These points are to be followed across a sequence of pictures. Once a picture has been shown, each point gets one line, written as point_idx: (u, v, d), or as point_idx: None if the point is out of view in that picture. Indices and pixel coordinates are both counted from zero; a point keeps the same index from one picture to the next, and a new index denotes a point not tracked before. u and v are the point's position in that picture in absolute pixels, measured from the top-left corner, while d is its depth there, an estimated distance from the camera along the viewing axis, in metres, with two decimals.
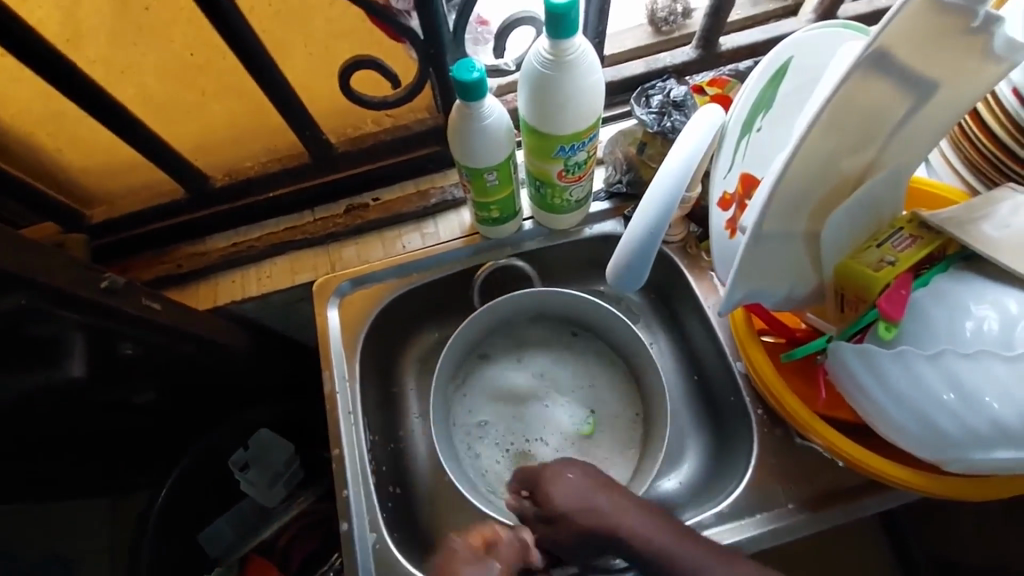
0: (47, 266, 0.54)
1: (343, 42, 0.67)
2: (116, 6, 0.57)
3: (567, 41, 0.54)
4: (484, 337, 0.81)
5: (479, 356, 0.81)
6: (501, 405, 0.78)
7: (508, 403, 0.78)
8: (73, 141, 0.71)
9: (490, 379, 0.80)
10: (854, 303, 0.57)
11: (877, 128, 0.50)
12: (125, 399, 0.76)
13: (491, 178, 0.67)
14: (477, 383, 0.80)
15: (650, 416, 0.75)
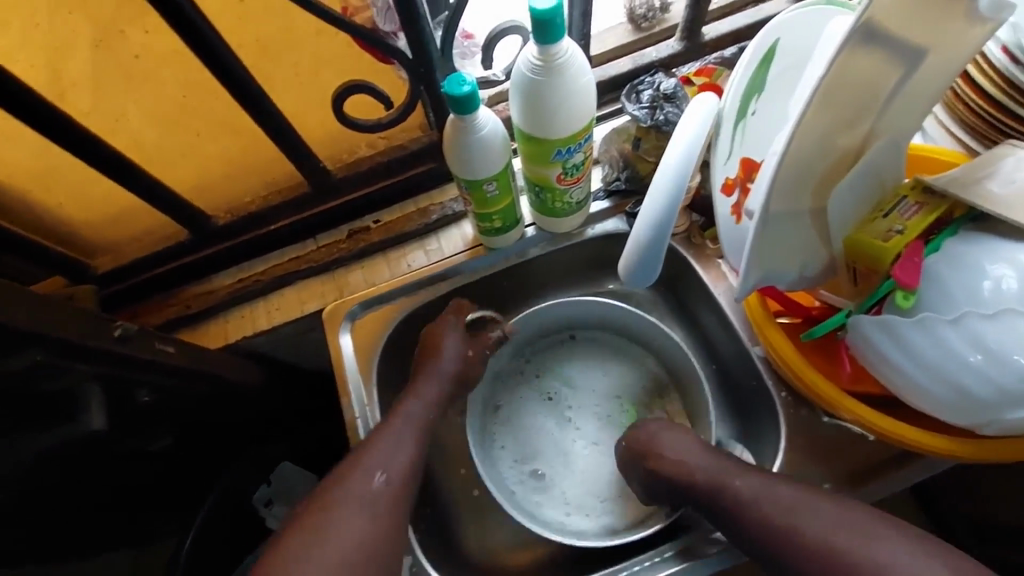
0: (60, 318, 0.54)
1: (332, 69, 0.67)
2: (108, 55, 0.59)
3: (555, 45, 0.55)
4: (489, 389, 0.79)
5: (493, 409, 0.79)
6: (537, 453, 0.77)
7: (541, 443, 0.77)
8: (75, 192, 0.72)
9: (511, 425, 0.78)
10: (868, 275, 0.58)
11: (872, 98, 0.50)
12: (145, 446, 0.76)
13: (491, 188, 0.67)
14: (504, 440, 0.77)
15: (681, 384, 0.77)
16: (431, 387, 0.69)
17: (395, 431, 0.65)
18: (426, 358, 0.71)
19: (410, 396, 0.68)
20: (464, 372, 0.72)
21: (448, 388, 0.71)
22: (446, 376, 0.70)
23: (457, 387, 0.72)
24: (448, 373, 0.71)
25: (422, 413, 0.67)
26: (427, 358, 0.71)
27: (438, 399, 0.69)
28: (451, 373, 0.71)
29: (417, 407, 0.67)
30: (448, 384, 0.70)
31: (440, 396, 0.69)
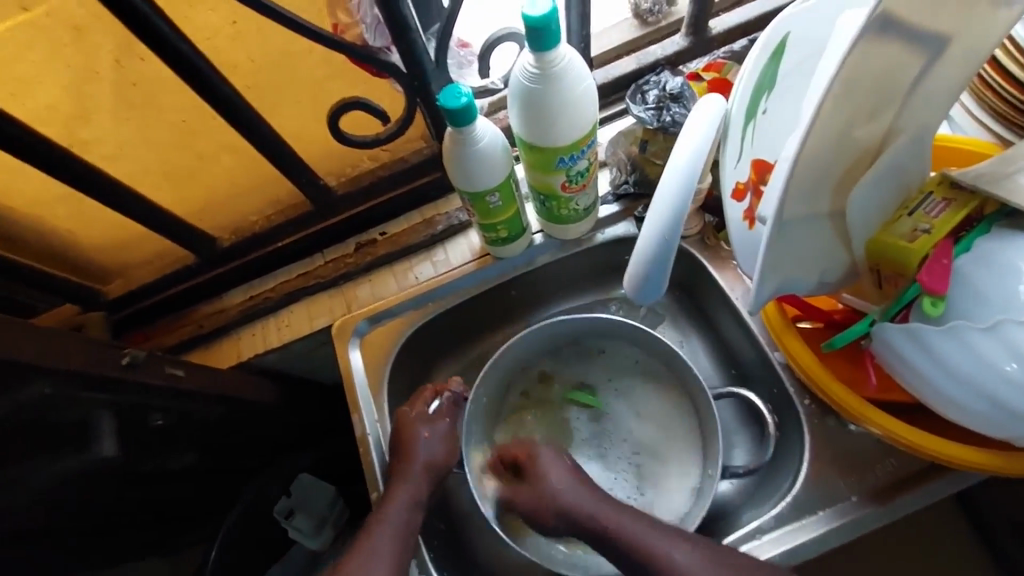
0: (68, 350, 0.54)
1: (327, 86, 0.66)
2: (105, 88, 0.58)
3: (551, 52, 0.53)
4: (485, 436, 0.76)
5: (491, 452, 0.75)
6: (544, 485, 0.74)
7: None
8: (82, 222, 0.72)
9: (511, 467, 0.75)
10: (893, 279, 0.54)
11: (892, 92, 0.47)
12: (164, 465, 0.77)
13: (494, 199, 0.66)
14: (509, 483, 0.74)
15: (680, 379, 0.74)
16: (407, 487, 0.64)
17: (371, 546, 0.60)
18: (401, 458, 0.66)
19: (387, 504, 0.63)
20: (446, 462, 0.67)
21: (428, 485, 0.65)
22: (419, 472, 0.65)
23: (438, 478, 0.67)
24: (425, 471, 0.65)
25: (403, 524, 0.62)
26: (401, 458, 0.66)
27: (415, 503, 0.64)
28: (425, 469, 0.66)
29: (393, 517, 0.62)
30: (425, 481, 0.65)
31: (416, 499, 0.64)
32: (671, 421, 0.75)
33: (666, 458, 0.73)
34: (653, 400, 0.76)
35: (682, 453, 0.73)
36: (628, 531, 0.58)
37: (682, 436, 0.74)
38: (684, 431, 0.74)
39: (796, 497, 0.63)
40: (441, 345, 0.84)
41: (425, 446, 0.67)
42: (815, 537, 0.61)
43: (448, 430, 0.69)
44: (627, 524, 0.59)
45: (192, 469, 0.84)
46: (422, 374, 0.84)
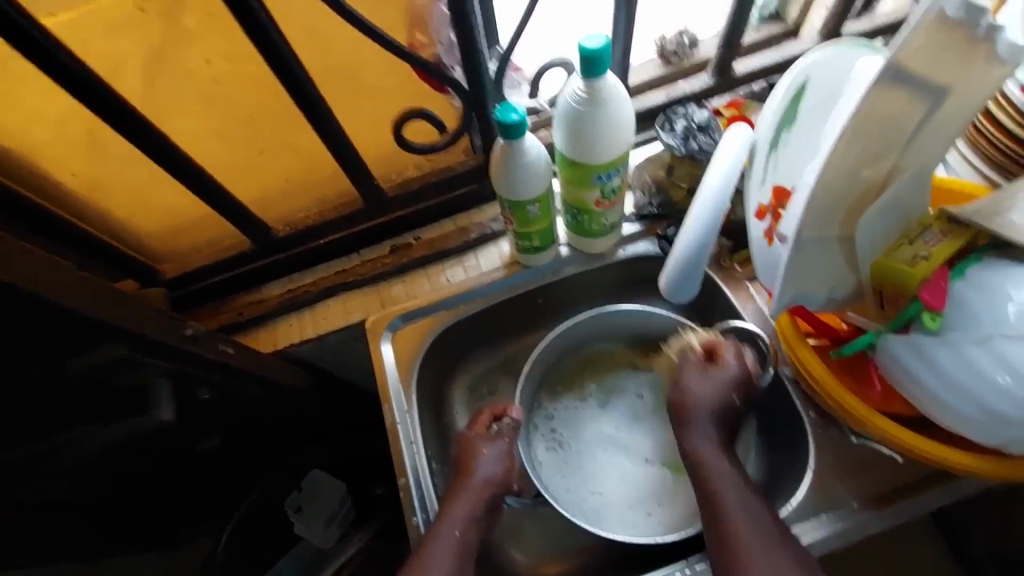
0: (143, 316, 0.59)
1: (390, 98, 0.73)
2: (195, 86, 0.65)
3: (600, 79, 0.60)
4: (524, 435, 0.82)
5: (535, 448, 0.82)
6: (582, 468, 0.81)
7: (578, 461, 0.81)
8: (152, 206, 0.77)
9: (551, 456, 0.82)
10: (894, 300, 0.60)
11: (898, 134, 0.54)
12: (196, 443, 0.80)
13: (532, 210, 0.72)
14: (552, 468, 0.81)
15: None
16: (459, 506, 0.67)
17: (428, 565, 0.63)
18: (461, 477, 0.70)
19: (444, 522, 0.66)
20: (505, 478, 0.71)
21: (485, 499, 0.69)
22: (480, 487, 0.69)
23: (495, 497, 0.70)
24: (483, 489, 0.69)
25: (459, 535, 0.65)
26: (462, 476, 0.70)
27: (471, 521, 0.67)
28: (490, 489, 0.69)
29: (449, 533, 0.65)
30: (484, 495, 0.69)
31: (472, 515, 0.67)
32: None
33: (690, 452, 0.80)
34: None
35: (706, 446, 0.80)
36: (727, 499, 0.62)
37: None
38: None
39: (800, 500, 0.67)
40: (468, 345, 0.89)
41: (484, 463, 0.71)
42: (816, 539, 0.65)
43: (506, 449, 0.73)
44: (730, 490, 0.63)
45: (217, 449, 0.88)
46: (446, 371, 0.89)
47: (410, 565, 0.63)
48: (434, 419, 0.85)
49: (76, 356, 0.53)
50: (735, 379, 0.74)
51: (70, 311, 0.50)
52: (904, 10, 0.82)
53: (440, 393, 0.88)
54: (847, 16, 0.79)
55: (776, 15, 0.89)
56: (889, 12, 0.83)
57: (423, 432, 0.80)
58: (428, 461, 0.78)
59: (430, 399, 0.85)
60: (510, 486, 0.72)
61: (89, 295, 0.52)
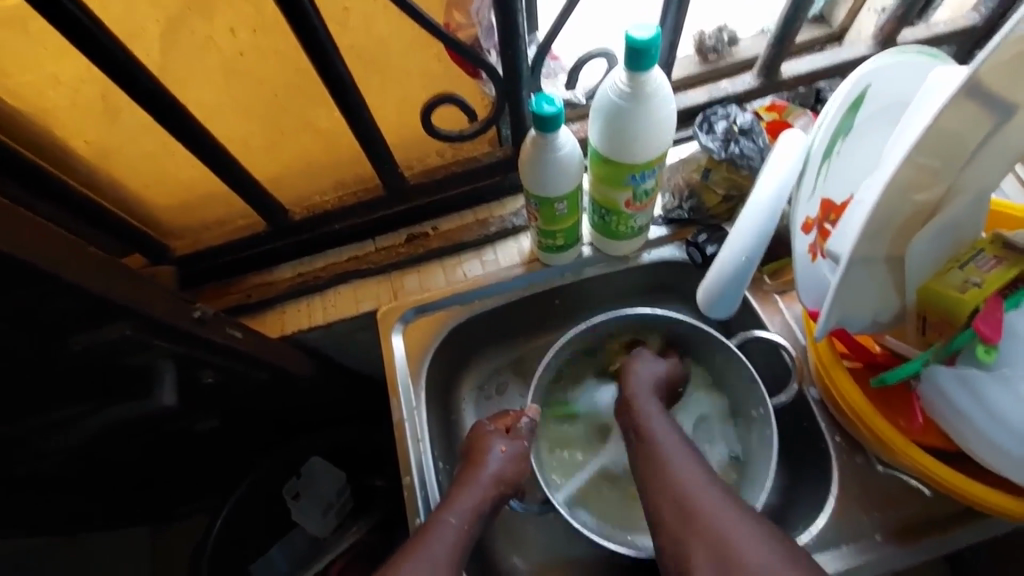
0: (151, 296, 0.56)
1: (421, 81, 0.70)
2: (217, 55, 0.61)
3: (645, 74, 0.56)
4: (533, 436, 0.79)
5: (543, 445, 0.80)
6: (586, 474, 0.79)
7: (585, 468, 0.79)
8: (161, 178, 0.74)
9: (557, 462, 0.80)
10: (940, 327, 0.58)
11: (961, 151, 0.50)
12: (195, 423, 0.78)
13: (560, 207, 0.69)
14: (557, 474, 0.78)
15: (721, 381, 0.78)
16: (470, 497, 0.65)
17: (431, 556, 0.60)
18: (471, 465, 0.67)
19: (448, 509, 0.64)
20: (511, 480, 0.68)
21: (492, 498, 0.66)
22: (488, 483, 0.66)
23: (501, 498, 0.67)
24: (492, 483, 0.66)
25: (460, 531, 0.62)
26: (472, 467, 0.67)
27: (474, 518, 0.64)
28: (497, 483, 0.67)
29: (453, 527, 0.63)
30: (491, 494, 0.66)
31: (477, 510, 0.64)
32: (711, 426, 0.79)
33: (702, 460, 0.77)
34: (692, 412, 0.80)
35: (716, 460, 0.77)
36: (665, 453, 0.63)
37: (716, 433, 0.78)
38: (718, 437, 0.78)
39: (821, 529, 0.64)
40: (482, 341, 0.87)
41: (497, 460, 0.68)
42: (835, 570, 0.62)
43: (522, 450, 0.70)
44: (674, 452, 0.63)
45: (216, 431, 0.85)
46: (457, 368, 0.86)
47: (411, 544, 0.61)
48: (441, 417, 0.82)
49: (78, 334, 0.51)
50: (759, 395, 0.71)
51: (74, 286, 0.47)
52: (963, 20, 0.77)
53: (450, 390, 0.85)
54: (905, 22, 0.74)
55: (823, 17, 0.84)
56: (946, 21, 0.78)
57: (430, 430, 0.77)
58: (434, 460, 0.75)
59: (439, 395, 0.83)
60: (517, 488, 0.69)
61: (94, 271, 0.49)
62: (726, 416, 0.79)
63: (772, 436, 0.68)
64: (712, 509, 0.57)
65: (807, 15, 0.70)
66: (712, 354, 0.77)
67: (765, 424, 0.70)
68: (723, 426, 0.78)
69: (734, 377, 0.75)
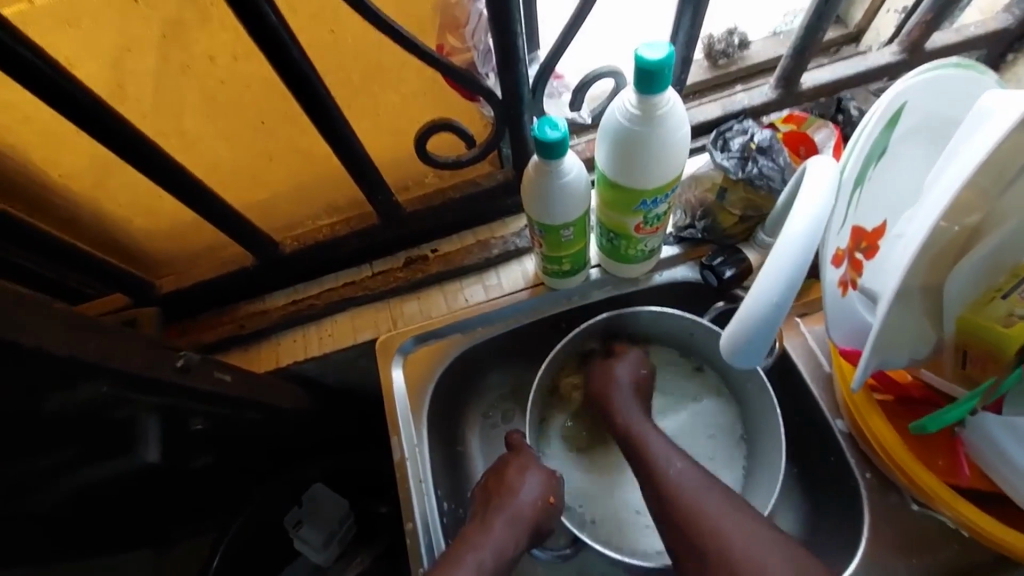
0: (126, 350, 0.52)
1: (414, 102, 0.66)
2: (195, 85, 0.57)
3: (658, 95, 0.51)
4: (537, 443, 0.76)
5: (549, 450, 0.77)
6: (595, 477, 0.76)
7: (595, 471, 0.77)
8: (143, 210, 0.70)
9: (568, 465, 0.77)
10: (981, 362, 0.53)
11: (1005, 176, 0.45)
12: (186, 466, 0.74)
13: (566, 234, 0.64)
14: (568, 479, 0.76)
15: (739, 396, 0.75)
16: (498, 533, 0.60)
17: None
18: (499, 497, 0.63)
19: (467, 546, 0.59)
20: (540, 521, 0.64)
21: (520, 536, 0.62)
22: (512, 520, 0.62)
23: (527, 538, 0.62)
24: (522, 515, 0.62)
25: (484, 567, 0.57)
26: (496, 501, 0.63)
27: None
28: (528, 519, 0.62)
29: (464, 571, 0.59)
30: (518, 526, 0.62)
31: (504, 552, 0.59)
32: (723, 439, 0.75)
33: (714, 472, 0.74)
34: (705, 427, 0.76)
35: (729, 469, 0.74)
36: (676, 486, 0.58)
37: (729, 444, 0.75)
38: (731, 453, 0.74)
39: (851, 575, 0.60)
40: (486, 369, 0.83)
41: (531, 486, 0.64)
42: None
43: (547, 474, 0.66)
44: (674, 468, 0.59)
45: (211, 470, 0.82)
46: (461, 398, 0.83)
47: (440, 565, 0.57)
48: (445, 452, 0.79)
49: (47, 398, 0.47)
50: (771, 413, 0.68)
51: (39, 351, 0.44)
52: (996, 22, 0.72)
53: (454, 422, 0.82)
54: (935, 27, 0.69)
55: (838, 18, 0.79)
56: (975, 23, 0.73)
57: (433, 468, 0.74)
58: (437, 502, 0.71)
59: (442, 428, 0.79)
60: (542, 529, 0.64)
61: (61, 331, 0.46)
62: (741, 439, 0.75)
63: (781, 460, 0.65)
64: (722, 527, 0.54)
65: (830, 22, 0.65)
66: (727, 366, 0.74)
67: (774, 444, 0.67)
68: (738, 449, 0.74)
69: (754, 393, 0.71)
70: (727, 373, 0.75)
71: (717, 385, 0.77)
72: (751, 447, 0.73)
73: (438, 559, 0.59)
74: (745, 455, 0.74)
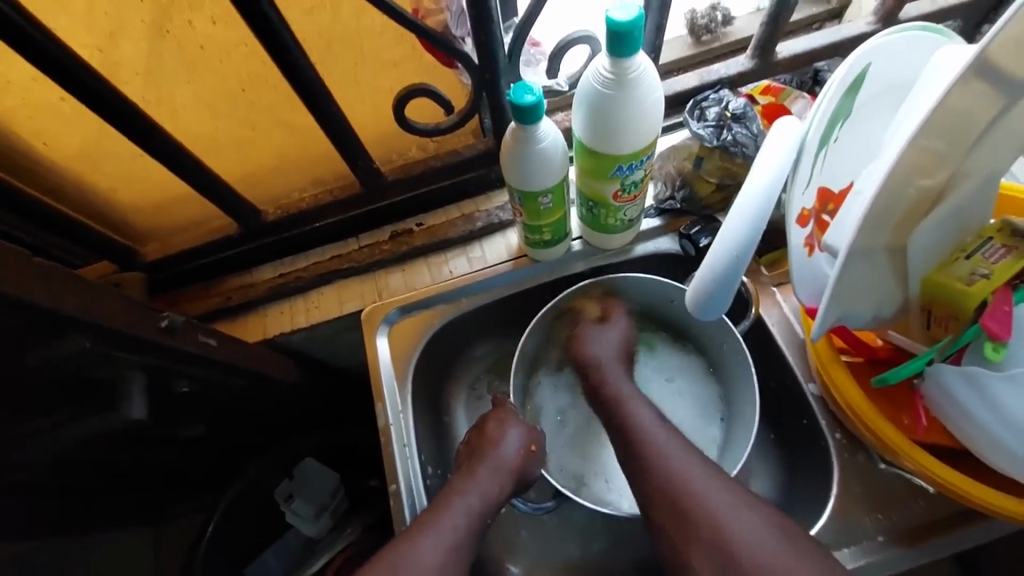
0: (108, 308, 0.53)
1: (393, 71, 0.67)
2: (174, 51, 0.58)
3: (629, 58, 0.52)
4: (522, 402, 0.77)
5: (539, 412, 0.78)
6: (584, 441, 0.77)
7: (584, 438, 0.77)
8: (127, 181, 0.71)
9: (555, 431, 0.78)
10: (943, 320, 0.55)
11: (966, 135, 0.45)
12: (176, 432, 0.76)
13: (545, 202, 0.65)
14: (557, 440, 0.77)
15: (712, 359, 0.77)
16: (481, 479, 0.62)
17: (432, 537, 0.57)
18: (481, 450, 0.65)
19: (452, 489, 0.62)
20: (521, 470, 0.65)
21: (506, 484, 0.64)
22: (501, 469, 0.64)
23: (511, 487, 0.64)
24: (505, 466, 0.64)
25: (467, 522, 0.59)
26: (478, 453, 0.65)
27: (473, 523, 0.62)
28: (511, 468, 0.64)
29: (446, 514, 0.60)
30: (504, 471, 0.64)
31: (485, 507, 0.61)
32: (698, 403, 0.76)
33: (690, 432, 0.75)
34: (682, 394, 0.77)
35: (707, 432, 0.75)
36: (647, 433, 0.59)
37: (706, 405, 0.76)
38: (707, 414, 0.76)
39: (821, 529, 0.62)
40: (470, 339, 0.84)
41: (512, 440, 0.66)
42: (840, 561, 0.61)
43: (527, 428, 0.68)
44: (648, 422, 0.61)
45: (202, 440, 0.83)
46: (447, 368, 0.84)
47: (426, 513, 0.59)
48: (431, 419, 0.80)
49: (30, 350, 0.48)
50: (749, 377, 0.69)
51: (20, 303, 0.45)
52: None
53: (439, 391, 0.83)
54: None
55: None
56: None
57: (418, 434, 0.75)
58: (422, 465, 0.73)
59: (427, 397, 0.80)
60: (525, 482, 0.66)
61: (42, 285, 0.47)
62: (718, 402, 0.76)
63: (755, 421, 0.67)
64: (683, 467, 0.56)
65: None
66: (707, 333, 0.75)
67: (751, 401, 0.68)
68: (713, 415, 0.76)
69: (731, 354, 0.72)
70: (708, 340, 0.76)
71: (693, 355, 0.79)
72: (728, 409, 0.75)
73: (426, 507, 0.61)
74: (722, 418, 0.75)
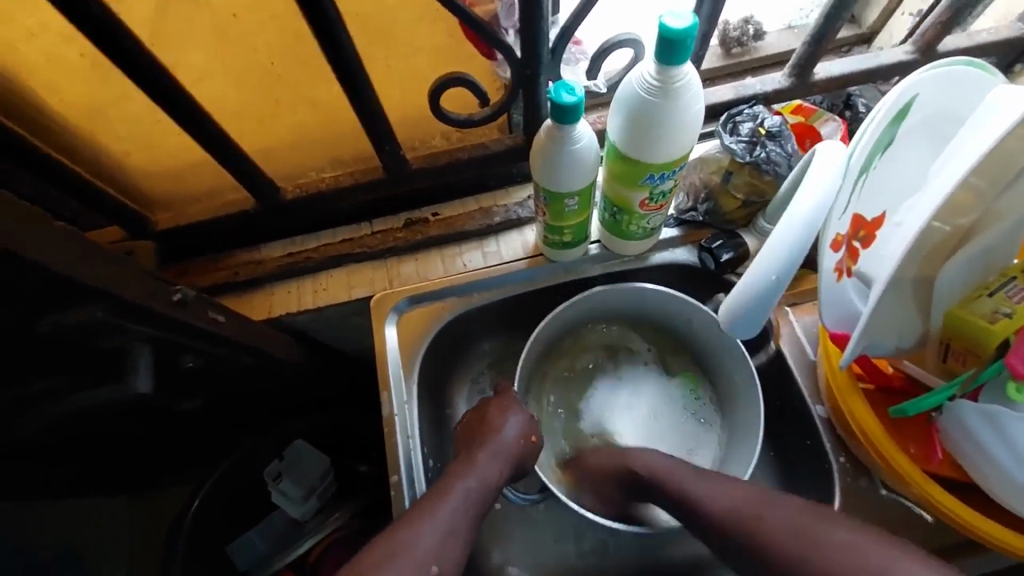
0: (123, 277, 0.52)
1: (429, 56, 0.65)
2: (208, 16, 0.56)
3: (676, 68, 0.52)
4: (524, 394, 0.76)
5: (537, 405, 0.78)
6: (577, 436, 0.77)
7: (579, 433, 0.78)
8: (145, 144, 0.69)
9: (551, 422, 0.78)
10: (961, 356, 0.55)
11: (1004, 173, 0.46)
12: (175, 406, 0.74)
13: (571, 204, 0.65)
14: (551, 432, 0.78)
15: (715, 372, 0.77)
16: (482, 464, 0.62)
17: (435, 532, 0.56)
18: (483, 436, 0.65)
19: (455, 473, 0.60)
20: (520, 457, 0.65)
21: (507, 467, 0.63)
22: (503, 453, 0.63)
23: (511, 472, 0.64)
24: (506, 451, 0.64)
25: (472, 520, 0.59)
26: (480, 439, 0.64)
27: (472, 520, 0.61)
28: (510, 453, 0.64)
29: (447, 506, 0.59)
30: (505, 456, 0.63)
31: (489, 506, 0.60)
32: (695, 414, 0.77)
33: (687, 443, 0.75)
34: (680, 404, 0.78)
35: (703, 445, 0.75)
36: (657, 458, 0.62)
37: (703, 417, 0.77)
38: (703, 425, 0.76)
39: None
40: (478, 334, 0.84)
41: (513, 426, 0.66)
42: None
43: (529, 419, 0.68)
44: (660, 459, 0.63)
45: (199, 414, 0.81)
46: (452, 361, 0.83)
47: (428, 498, 0.59)
48: (434, 412, 0.80)
49: (41, 315, 0.47)
50: (755, 393, 0.69)
51: (39, 266, 0.43)
52: (1009, 31, 0.73)
53: (444, 384, 0.83)
54: (950, 29, 0.70)
55: (854, 17, 0.81)
56: (988, 30, 0.74)
57: (421, 426, 0.74)
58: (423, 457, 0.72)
59: (432, 388, 0.80)
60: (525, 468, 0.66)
61: (60, 250, 0.45)
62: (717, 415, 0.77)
63: (758, 435, 0.66)
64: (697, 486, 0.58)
65: (849, 12, 0.65)
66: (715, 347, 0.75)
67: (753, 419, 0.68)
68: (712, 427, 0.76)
69: (733, 367, 0.73)
70: (714, 354, 0.76)
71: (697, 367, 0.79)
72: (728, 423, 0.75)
73: (426, 492, 0.60)
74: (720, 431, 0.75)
